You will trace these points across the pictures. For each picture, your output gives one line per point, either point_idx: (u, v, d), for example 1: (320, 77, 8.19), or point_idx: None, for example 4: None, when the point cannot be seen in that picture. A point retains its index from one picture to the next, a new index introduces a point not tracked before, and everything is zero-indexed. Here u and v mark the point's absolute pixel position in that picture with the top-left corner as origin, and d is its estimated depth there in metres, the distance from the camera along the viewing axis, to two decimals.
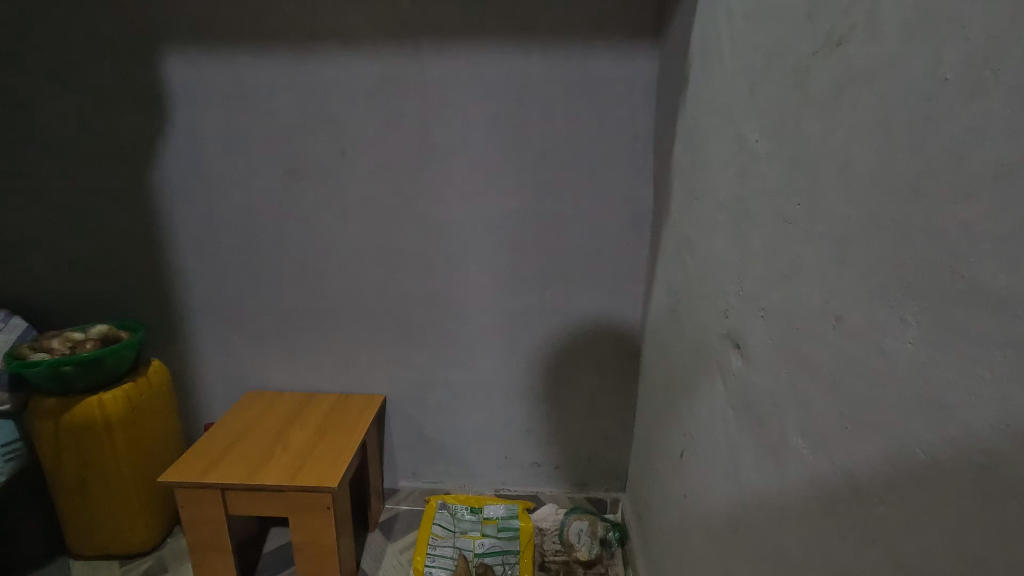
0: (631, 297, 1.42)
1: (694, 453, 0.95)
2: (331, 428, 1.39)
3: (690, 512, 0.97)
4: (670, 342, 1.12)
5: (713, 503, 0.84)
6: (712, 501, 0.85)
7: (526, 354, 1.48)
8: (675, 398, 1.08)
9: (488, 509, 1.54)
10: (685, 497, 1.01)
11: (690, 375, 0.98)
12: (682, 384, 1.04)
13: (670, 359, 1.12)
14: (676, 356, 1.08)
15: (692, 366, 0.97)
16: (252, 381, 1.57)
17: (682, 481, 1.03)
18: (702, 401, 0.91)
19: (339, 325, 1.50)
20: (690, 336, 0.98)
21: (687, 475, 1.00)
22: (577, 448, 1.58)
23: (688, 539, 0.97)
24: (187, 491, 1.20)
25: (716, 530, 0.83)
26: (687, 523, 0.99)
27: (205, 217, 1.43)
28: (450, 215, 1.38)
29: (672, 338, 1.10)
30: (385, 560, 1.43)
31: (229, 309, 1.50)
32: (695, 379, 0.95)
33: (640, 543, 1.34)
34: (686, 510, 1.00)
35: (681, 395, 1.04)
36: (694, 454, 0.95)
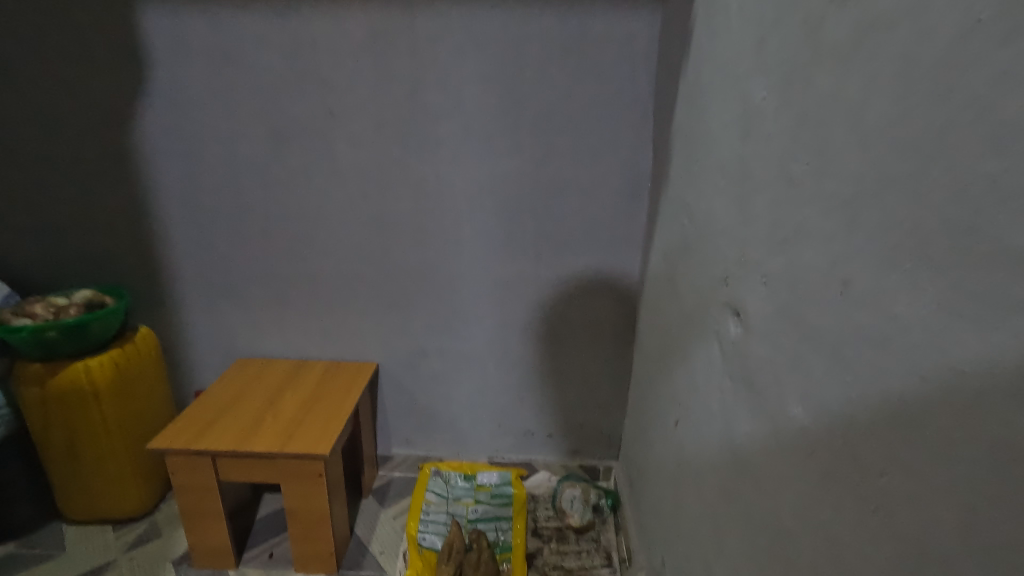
0: (627, 266, 1.39)
1: (689, 423, 0.94)
2: (323, 395, 1.38)
3: (684, 482, 0.96)
4: (666, 313, 1.10)
5: (707, 472, 0.84)
6: (707, 470, 0.84)
7: (520, 323, 1.47)
8: (670, 368, 1.07)
9: (481, 476, 1.54)
10: (679, 466, 1.01)
11: (686, 344, 0.97)
12: (678, 353, 1.02)
13: (666, 328, 1.11)
14: (672, 325, 1.06)
15: (689, 334, 0.95)
16: (242, 349, 1.55)
17: (676, 449, 1.03)
18: (698, 370, 0.90)
19: (330, 292, 1.47)
20: (687, 304, 0.96)
21: (681, 443, 0.99)
22: (570, 416, 1.58)
23: (682, 507, 0.97)
24: (178, 458, 1.19)
25: (709, 499, 0.83)
26: (680, 491, 0.99)
27: (190, 180, 1.38)
28: (442, 180, 1.34)
29: (670, 307, 1.08)
30: (379, 526, 1.44)
31: (217, 275, 1.47)
32: (691, 347, 0.93)
33: (632, 510, 1.36)
34: (680, 479, 1.00)
35: (677, 364, 1.03)
36: (689, 422, 0.94)
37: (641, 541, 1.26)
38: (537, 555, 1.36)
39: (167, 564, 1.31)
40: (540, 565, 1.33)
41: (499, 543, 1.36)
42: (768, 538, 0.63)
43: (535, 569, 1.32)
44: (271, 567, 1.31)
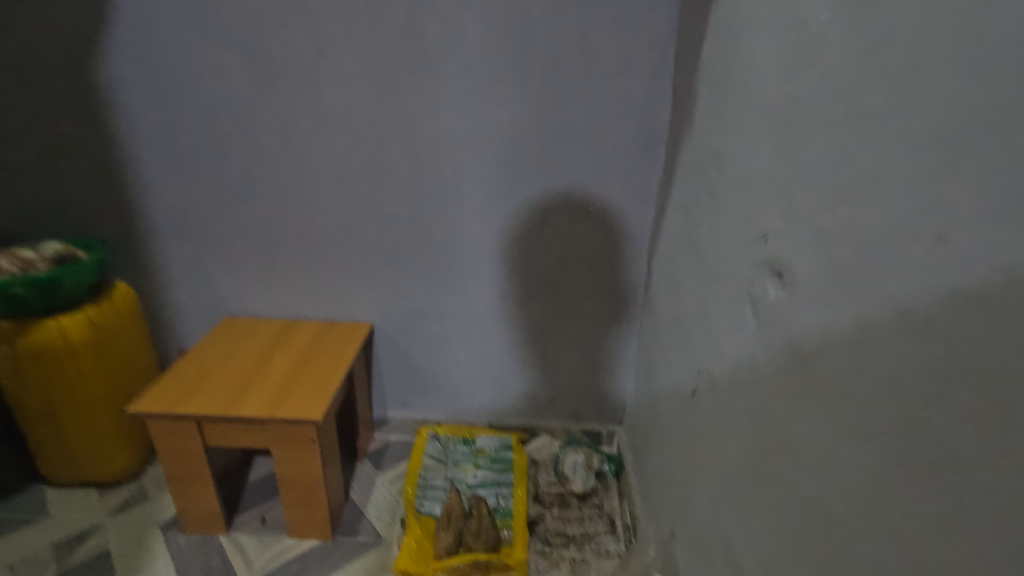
0: (639, 224, 1.30)
1: (709, 392, 0.87)
2: (315, 357, 1.31)
3: (700, 453, 0.90)
4: (685, 275, 1.02)
5: (731, 447, 0.78)
6: (731, 443, 0.78)
7: (523, 283, 1.38)
8: (688, 333, 1.00)
9: (480, 440, 1.50)
10: (695, 438, 0.95)
11: (709, 308, 0.89)
12: (698, 318, 0.95)
13: (684, 290, 1.03)
14: (691, 287, 0.98)
15: (714, 298, 0.87)
16: (229, 307, 1.47)
17: (692, 419, 0.96)
18: (723, 336, 0.82)
19: (321, 248, 1.38)
20: (711, 265, 0.88)
21: (699, 412, 0.92)
22: (573, 380, 1.51)
23: (698, 479, 0.91)
24: (161, 422, 1.12)
25: (732, 475, 0.77)
26: (695, 462, 0.93)
27: (165, 124, 1.26)
28: (441, 127, 1.23)
29: (688, 269, 1.00)
30: (375, 490, 1.39)
31: (199, 229, 1.37)
32: (716, 311, 0.85)
33: (637, 476, 1.32)
34: (697, 450, 0.93)
35: (696, 329, 0.96)
36: (710, 391, 0.87)
37: (646, 508, 1.21)
38: (538, 521, 1.31)
39: (155, 529, 1.26)
40: (542, 531, 1.29)
41: (499, 509, 1.32)
42: (813, 524, 0.57)
43: (537, 535, 1.28)
44: (264, 532, 1.26)
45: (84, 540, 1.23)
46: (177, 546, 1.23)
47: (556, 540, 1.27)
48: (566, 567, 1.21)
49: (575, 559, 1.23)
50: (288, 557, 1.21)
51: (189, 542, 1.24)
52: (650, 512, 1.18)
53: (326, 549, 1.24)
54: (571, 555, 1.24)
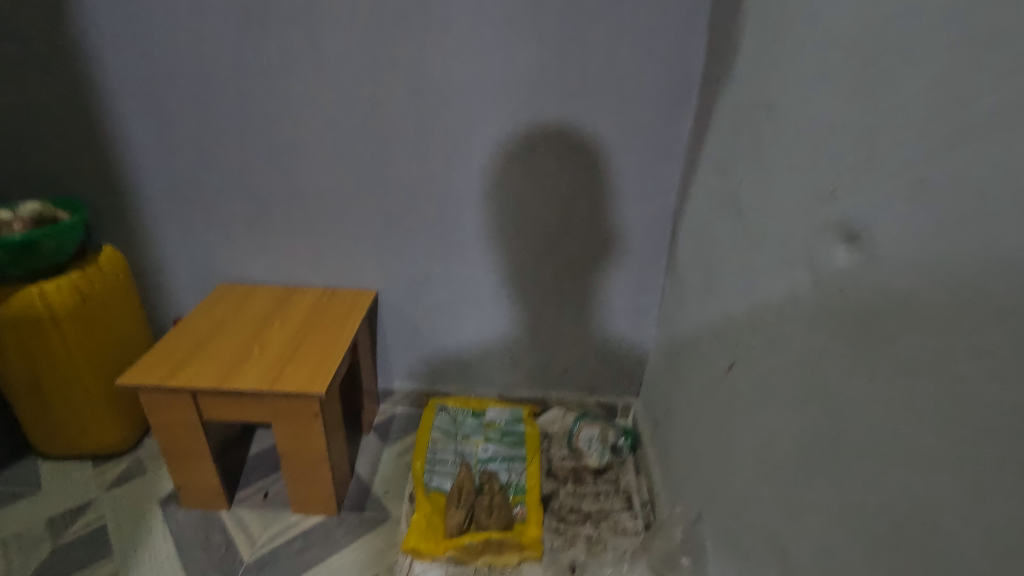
0: (665, 185, 1.20)
1: (751, 370, 0.79)
2: (316, 327, 1.23)
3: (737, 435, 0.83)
4: (722, 239, 0.92)
5: (778, 429, 0.71)
6: (780, 426, 0.71)
7: (537, 249, 1.29)
8: (723, 303, 0.91)
9: (490, 412, 1.44)
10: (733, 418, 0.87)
11: (752, 277, 0.80)
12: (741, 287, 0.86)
13: (720, 257, 0.94)
14: (728, 253, 0.89)
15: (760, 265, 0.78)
16: (224, 273, 1.38)
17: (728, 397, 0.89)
18: (771, 308, 0.74)
19: (321, 211, 1.28)
20: (757, 229, 0.79)
21: (737, 390, 0.84)
22: (588, 351, 1.42)
23: (735, 462, 0.84)
24: (154, 395, 1.06)
25: (781, 461, 0.70)
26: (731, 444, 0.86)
27: (147, 73, 1.15)
28: (451, 77, 1.12)
29: (726, 233, 0.91)
30: (382, 464, 1.34)
31: (189, 189, 1.27)
32: (763, 280, 0.76)
33: (655, 452, 1.26)
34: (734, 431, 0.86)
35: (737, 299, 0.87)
36: (752, 368, 0.79)
37: (667, 486, 1.15)
38: (552, 497, 1.26)
39: (152, 505, 1.21)
40: (556, 507, 1.23)
41: (511, 484, 1.26)
42: (895, 524, 0.50)
43: (551, 512, 1.23)
44: (266, 507, 1.21)
45: (79, 515, 1.18)
46: (177, 522, 1.17)
47: (571, 517, 1.22)
48: (583, 545, 1.16)
49: (591, 537, 1.17)
50: (292, 534, 1.16)
51: (188, 518, 1.18)
52: (671, 491, 1.12)
53: (332, 525, 1.18)
54: (586, 532, 1.19)
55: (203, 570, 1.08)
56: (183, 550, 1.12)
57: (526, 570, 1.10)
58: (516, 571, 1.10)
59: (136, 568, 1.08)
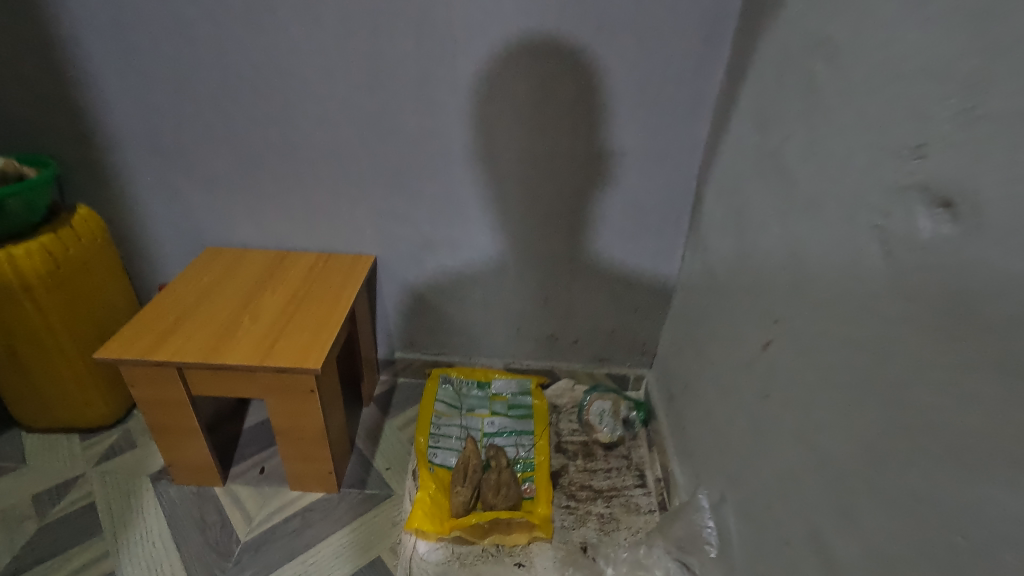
0: (691, 141, 1.09)
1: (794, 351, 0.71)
2: (311, 294, 1.14)
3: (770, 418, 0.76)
4: (761, 202, 0.83)
5: (828, 422, 0.63)
6: (829, 417, 0.63)
7: (549, 211, 1.19)
8: (759, 273, 0.82)
9: (496, 384, 1.38)
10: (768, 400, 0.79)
11: (800, 246, 0.71)
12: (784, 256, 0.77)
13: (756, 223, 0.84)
14: (768, 218, 0.80)
15: (811, 234, 0.69)
16: (211, 236, 1.29)
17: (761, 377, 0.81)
18: (823, 283, 0.65)
19: (314, 169, 1.18)
20: (809, 192, 0.69)
21: (774, 371, 0.77)
22: (600, 321, 1.34)
23: (768, 448, 0.77)
24: (136, 369, 0.98)
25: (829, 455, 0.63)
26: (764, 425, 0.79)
27: (114, 11, 1.02)
28: (456, 17, 0.99)
29: (765, 197, 0.81)
30: (383, 437, 1.28)
31: (169, 144, 1.17)
32: (815, 250, 0.67)
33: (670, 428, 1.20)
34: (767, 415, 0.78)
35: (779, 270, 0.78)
36: (795, 348, 0.71)
37: (684, 464, 1.09)
38: (562, 473, 1.21)
39: (143, 480, 1.15)
40: (566, 484, 1.18)
41: (519, 460, 1.21)
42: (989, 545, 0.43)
43: (561, 489, 1.17)
44: (263, 484, 1.16)
45: (67, 491, 1.13)
46: (169, 499, 1.12)
47: (582, 494, 1.16)
48: (595, 523, 1.11)
49: (603, 515, 1.12)
50: (291, 512, 1.11)
51: (181, 495, 1.13)
52: (689, 470, 1.06)
53: (332, 503, 1.13)
54: (598, 510, 1.13)
55: (197, 550, 1.03)
56: (177, 529, 1.07)
57: (535, 550, 1.05)
58: (526, 551, 1.05)
59: (128, 547, 1.03)
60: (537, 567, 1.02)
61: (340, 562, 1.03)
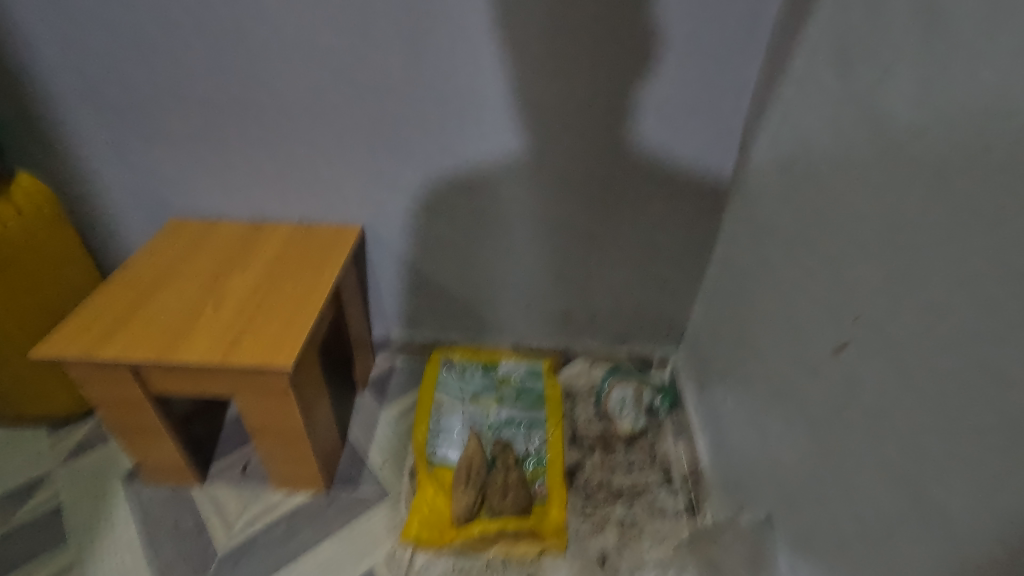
0: (737, 84, 0.90)
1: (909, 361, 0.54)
2: (287, 274, 0.99)
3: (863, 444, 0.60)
4: (847, 163, 0.64)
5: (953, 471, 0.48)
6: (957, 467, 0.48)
7: (563, 172, 1.01)
8: (840, 254, 0.64)
9: (504, 366, 1.24)
10: (846, 417, 0.63)
11: (916, 227, 0.54)
12: (878, 236, 0.59)
13: (839, 190, 0.66)
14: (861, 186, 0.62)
15: (935, 212, 0.51)
16: (176, 206, 1.13)
17: (836, 387, 0.65)
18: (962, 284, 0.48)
19: (287, 125, 1.00)
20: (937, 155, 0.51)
21: (859, 383, 0.61)
22: (622, 297, 1.18)
23: (850, 477, 0.62)
24: (82, 368, 0.84)
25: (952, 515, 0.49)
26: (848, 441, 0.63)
27: None
28: None
29: (856, 155, 0.63)
30: (378, 428, 1.15)
31: (117, 100, 0.99)
32: (945, 236, 0.50)
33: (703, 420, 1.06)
34: (846, 436, 0.63)
35: (867, 255, 0.61)
36: (902, 361, 0.55)
37: (721, 465, 0.95)
38: (578, 470, 1.07)
39: (116, 481, 1.05)
40: (581, 483, 1.05)
41: (530, 456, 1.08)
42: None
43: (576, 489, 1.04)
44: (245, 485, 1.04)
45: (31, 493, 1.03)
46: (142, 503, 1.02)
47: (600, 495, 1.03)
48: (614, 530, 0.98)
49: (624, 520, 0.99)
50: (274, 517, 1.00)
51: (156, 498, 1.02)
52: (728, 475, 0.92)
53: (322, 506, 1.02)
54: (619, 514, 1.00)
55: (171, 562, 0.94)
56: (150, 537, 0.97)
57: (547, 564, 0.93)
58: (537, 566, 0.93)
59: (94, 560, 0.94)
60: None
61: None
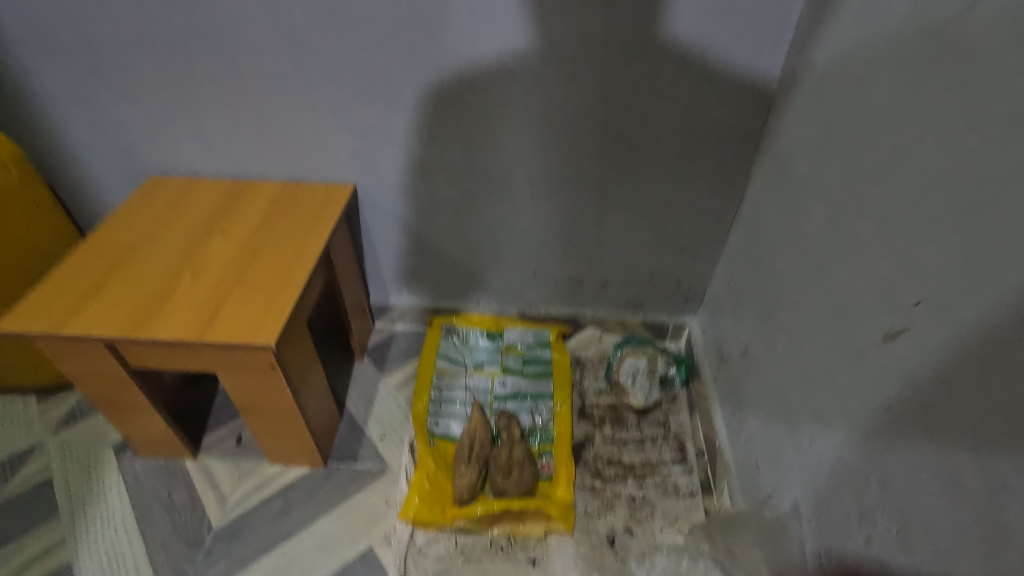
0: (778, 20, 0.77)
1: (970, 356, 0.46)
2: (272, 239, 0.91)
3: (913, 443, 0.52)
4: (915, 116, 0.54)
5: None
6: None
7: (574, 125, 0.91)
8: (899, 225, 0.55)
9: (509, 334, 1.17)
10: (893, 413, 0.55)
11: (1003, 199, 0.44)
12: (950, 207, 0.49)
13: (901, 150, 0.56)
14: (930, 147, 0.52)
15: None
16: (152, 163, 1.04)
17: (881, 378, 0.57)
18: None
19: (265, 72, 0.89)
20: None
21: (908, 378, 0.53)
22: (636, 261, 1.10)
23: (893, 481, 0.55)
24: (54, 343, 0.79)
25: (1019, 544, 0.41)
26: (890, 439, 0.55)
27: None
28: None
29: (927, 107, 0.52)
30: (378, 398, 1.10)
31: (76, 44, 0.89)
32: None
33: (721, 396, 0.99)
34: (891, 435, 0.55)
35: (932, 228, 0.51)
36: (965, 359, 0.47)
37: (739, 446, 0.89)
38: (586, 445, 1.02)
39: (106, 452, 1.01)
40: (590, 459, 1.00)
41: (536, 430, 1.02)
42: None
43: (584, 465, 0.99)
44: (239, 457, 1.01)
45: (21, 465, 0.99)
46: (134, 476, 0.98)
47: (609, 472, 0.98)
48: (624, 509, 0.93)
49: (635, 499, 0.94)
50: (270, 491, 0.96)
51: (148, 471, 0.99)
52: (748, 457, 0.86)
53: (318, 481, 0.98)
54: (629, 492, 0.95)
55: (163, 538, 0.91)
56: (142, 512, 0.94)
57: (553, 544, 0.89)
58: (542, 546, 0.88)
59: (85, 535, 0.91)
60: (554, 568, 0.86)
61: (325, 555, 0.89)
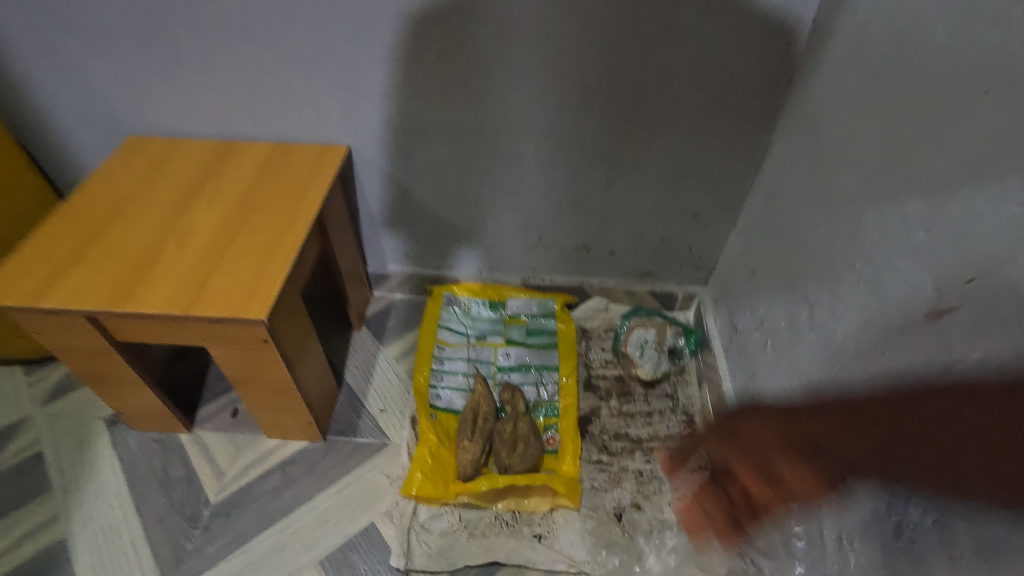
0: None
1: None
2: (262, 204, 0.85)
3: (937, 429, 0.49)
4: (976, 68, 0.48)
5: None
6: None
7: (586, 82, 0.84)
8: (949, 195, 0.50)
9: (512, 304, 1.13)
10: None
11: None
12: (1017, 171, 0.44)
13: (957, 107, 0.50)
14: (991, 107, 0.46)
15: None
16: (131, 122, 0.97)
17: (918, 359, 0.53)
18: None
19: (248, 21, 0.82)
20: None
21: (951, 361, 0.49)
22: (646, 228, 1.05)
23: None
24: (33, 317, 0.74)
25: None
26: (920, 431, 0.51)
27: None
28: None
29: (993, 54, 0.46)
30: (377, 370, 1.07)
31: None
32: None
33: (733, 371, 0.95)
34: None
35: (992, 195, 0.46)
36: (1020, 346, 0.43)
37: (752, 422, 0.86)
38: (592, 418, 0.99)
39: (98, 425, 0.98)
40: (596, 432, 0.97)
41: (541, 404, 1.00)
42: None
43: (590, 438, 0.97)
44: (236, 431, 0.98)
45: (10, 438, 0.96)
46: (127, 450, 0.96)
47: (616, 446, 0.96)
48: (631, 484, 0.91)
49: (642, 474, 0.92)
50: (268, 466, 0.94)
51: (141, 446, 0.96)
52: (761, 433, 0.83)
53: (317, 456, 0.95)
54: (636, 467, 0.93)
55: (159, 514, 0.88)
56: (137, 487, 0.91)
57: (559, 519, 0.87)
58: (548, 522, 0.87)
59: (79, 511, 0.89)
60: (560, 544, 0.84)
61: (326, 531, 0.87)
